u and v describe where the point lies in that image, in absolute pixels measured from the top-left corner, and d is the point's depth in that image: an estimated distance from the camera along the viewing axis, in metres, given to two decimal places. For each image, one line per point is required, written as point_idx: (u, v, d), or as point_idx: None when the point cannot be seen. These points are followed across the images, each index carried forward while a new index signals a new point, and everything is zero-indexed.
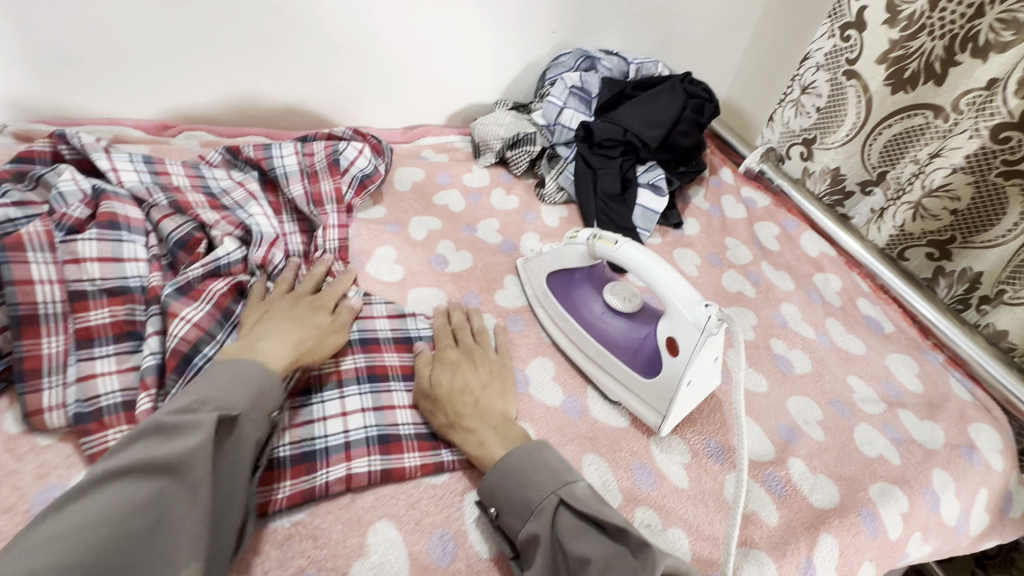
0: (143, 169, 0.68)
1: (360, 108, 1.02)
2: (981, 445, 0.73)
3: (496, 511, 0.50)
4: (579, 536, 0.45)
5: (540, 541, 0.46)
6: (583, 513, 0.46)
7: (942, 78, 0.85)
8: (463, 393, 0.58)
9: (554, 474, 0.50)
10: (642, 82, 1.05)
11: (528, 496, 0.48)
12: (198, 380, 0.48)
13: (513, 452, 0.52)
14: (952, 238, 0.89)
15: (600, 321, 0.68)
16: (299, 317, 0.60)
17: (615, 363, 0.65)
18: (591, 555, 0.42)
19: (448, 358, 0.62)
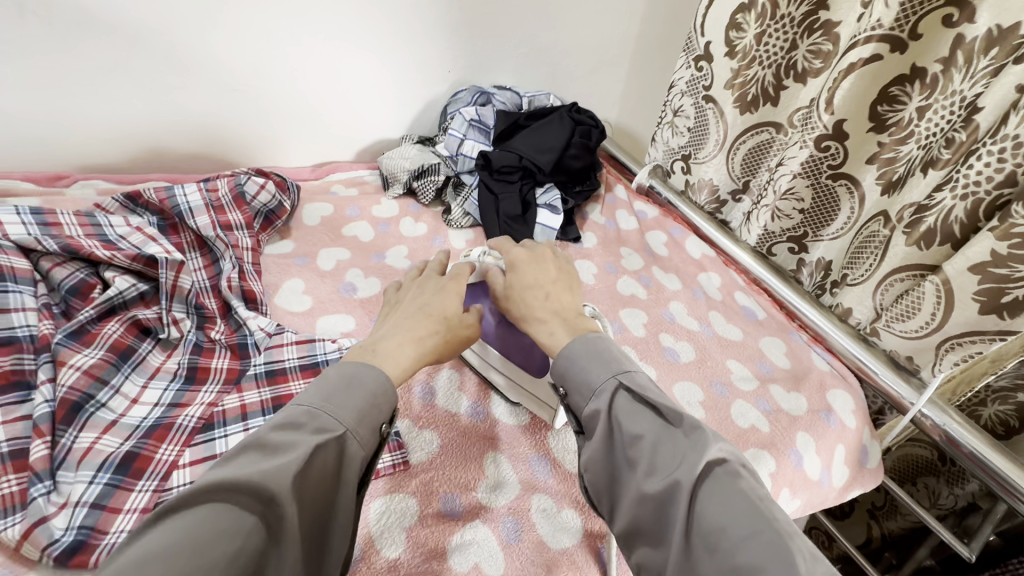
0: (33, 221, 0.68)
1: (267, 149, 1.05)
2: (837, 407, 0.85)
3: (564, 391, 0.54)
4: (636, 416, 0.48)
5: (599, 416, 0.49)
6: (643, 397, 0.49)
7: (776, 100, 0.97)
8: (533, 288, 0.62)
9: (618, 360, 0.52)
10: (534, 113, 1.15)
11: (589, 377, 0.51)
12: (312, 388, 0.47)
13: (576, 341, 0.54)
14: (805, 234, 1.00)
15: (489, 329, 0.68)
16: (425, 306, 0.59)
17: (513, 368, 0.68)
18: (646, 434, 0.46)
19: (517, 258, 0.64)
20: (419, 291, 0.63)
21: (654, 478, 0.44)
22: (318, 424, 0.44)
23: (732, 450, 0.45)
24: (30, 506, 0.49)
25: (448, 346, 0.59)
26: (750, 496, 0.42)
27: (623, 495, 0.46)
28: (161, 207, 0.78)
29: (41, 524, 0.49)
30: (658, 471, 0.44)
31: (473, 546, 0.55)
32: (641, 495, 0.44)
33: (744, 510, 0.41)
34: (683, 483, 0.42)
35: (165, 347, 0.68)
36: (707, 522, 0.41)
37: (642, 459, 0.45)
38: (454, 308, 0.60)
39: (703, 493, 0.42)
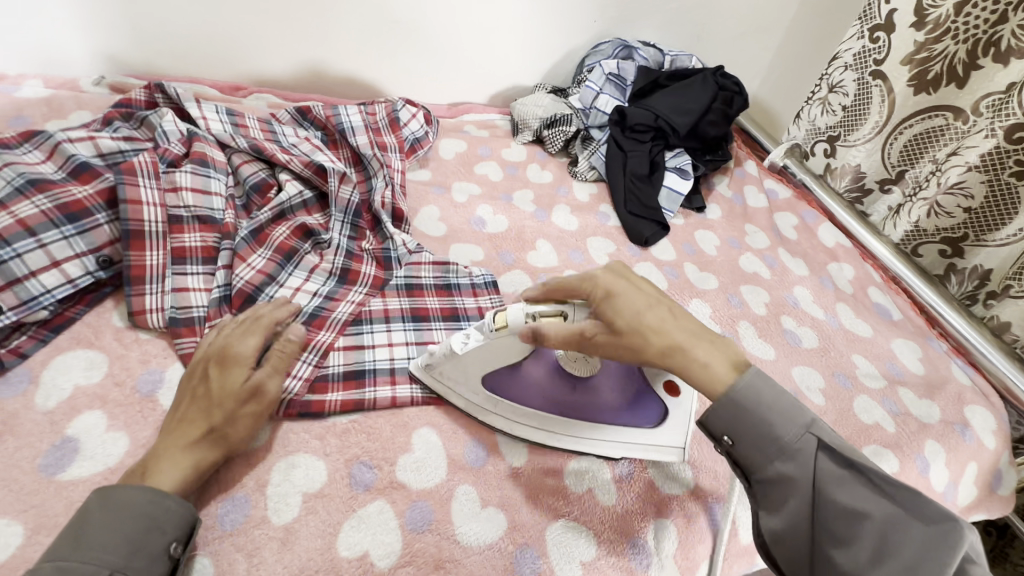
0: (226, 120, 0.76)
1: (410, 82, 1.10)
2: (975, 423, 0.78)
3: (730, 441, 0.48)
4: (846, 486, 0.43)
5: (792, 480, 0.45)
6: (849, 462, 0.44)
7: (964, 81, 0.85)
8: (651, 315, 0.51)
9: (800, 411, 0.47)
10: (675, 73, 1.11)
11: (776, 434, 0.46)
12: (71, 534, 0.41)
13: (743, 382, 0.47)
14: (965, 236, 0.90)
15: (575, 395, 0.59)
16: (200, 395, 0.50)
17: (616, 425, 0.58)
18: (868, 512, 0.42)
19: (611, 287, 0.52)
20: (201, 371, 0.52)
21: (879, 566, 0.40)
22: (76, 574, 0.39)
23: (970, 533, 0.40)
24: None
25: (240, 432, 0.50)
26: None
27: (828, 571, 0.43)
28: (326, 122, 0.85)
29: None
30: (884, 558, 0.40)
31: (586, 477, 0.57)
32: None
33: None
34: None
35: (320, 250, 0.72)
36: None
37: (864, 540, 0.41)
38: (232, 389, 0.50)
39: None
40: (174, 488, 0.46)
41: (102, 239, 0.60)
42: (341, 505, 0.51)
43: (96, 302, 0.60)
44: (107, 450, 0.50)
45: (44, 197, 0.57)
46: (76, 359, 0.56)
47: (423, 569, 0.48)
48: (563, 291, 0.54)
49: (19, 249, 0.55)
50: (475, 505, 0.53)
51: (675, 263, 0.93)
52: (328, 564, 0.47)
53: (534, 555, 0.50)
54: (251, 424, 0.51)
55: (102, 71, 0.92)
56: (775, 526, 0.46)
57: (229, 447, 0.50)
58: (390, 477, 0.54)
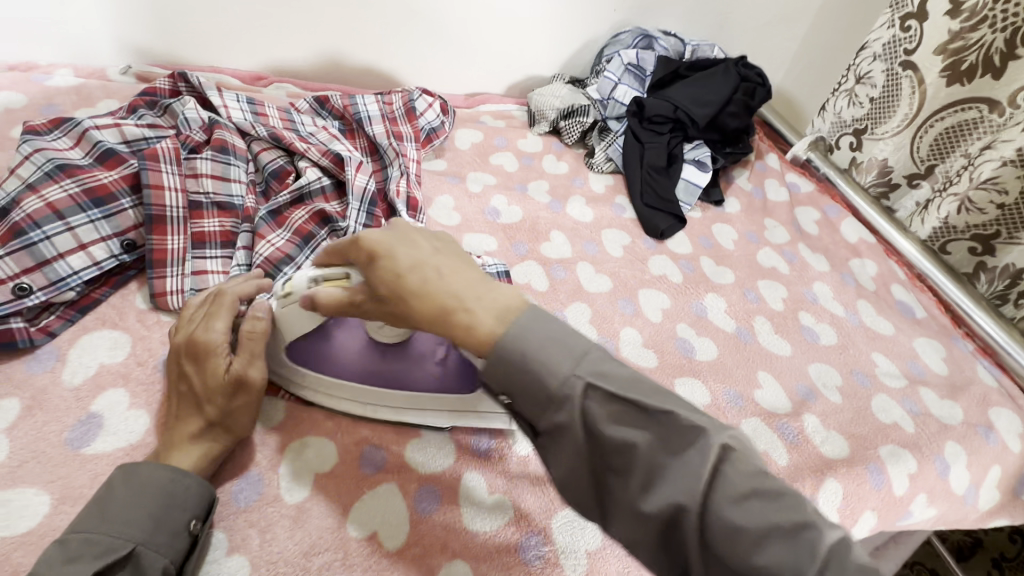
0: (247, 108, 0.77)
1: (428, 73, 1.10)
2: (999, 426, 0.76)
3: (508, 400, 0.38)
4: (619, 420, 0.35)
5: (568, 430, 0.36)
6: (621, 397, 0.35)
7: (1000, 72, 0.82)
8: (418, 270, 0.42)
9: (566, 346, 0.37)
10: (696, 64, 1.09)
11: (543, 383, 0.36)
12: (97, 508, 0.43)
13: (516, 333, 0.37)
14: (996, 233, 0.87)
15: (383, 363, 0.57)
16: (187, 388, 0.51)
17: (427, 394, 0.57)
18: (635, 442, 0.35)
19: (376, 247, 0.44)
20: (176, 366, 0.52)
21: (652, 494, 0.34)
22: (102, 547, 0.41)
23: (727, 429, 0.36)
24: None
25: (241, 420, 0.51)
26: (756, 488, 0.33)
27: (614, 508, 0.37)
28: (344, 112, 0.86)
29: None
30: (654, 485, 0.35)
31: None
32: (637, 513, 0.35)
33: (777, 500, 0.33)
34: (687, 503, 0.33)
35: (336, 237, 0.73)
36: (722, 532, 0.33)
37: (634, 470, 0.35)
38: (211, 381, 0.50)
39: (716, 503, 0.33)
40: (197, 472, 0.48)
41: (126, 223, 0.62)
42: (352, 486, 0.52)
43: (121, 285, 0.62)
44: (129, 427, 0.51)
45: (72, 182, 0.59)
46: (100, 339, 0.58)
47: (430, 551, 0.49)
48: (340, 253, 0.49)
49: (48, 232, 0.57)
50: (481, 491, 0.54)
51: (690, 256, 0.91)
52: (338, 543, 0.48)
53: (539, 542, 0.51)
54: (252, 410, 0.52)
55: (128, 61, 0.94)
56: (560, 476, 0.37)
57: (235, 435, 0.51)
58: (399, 460, 0.55)
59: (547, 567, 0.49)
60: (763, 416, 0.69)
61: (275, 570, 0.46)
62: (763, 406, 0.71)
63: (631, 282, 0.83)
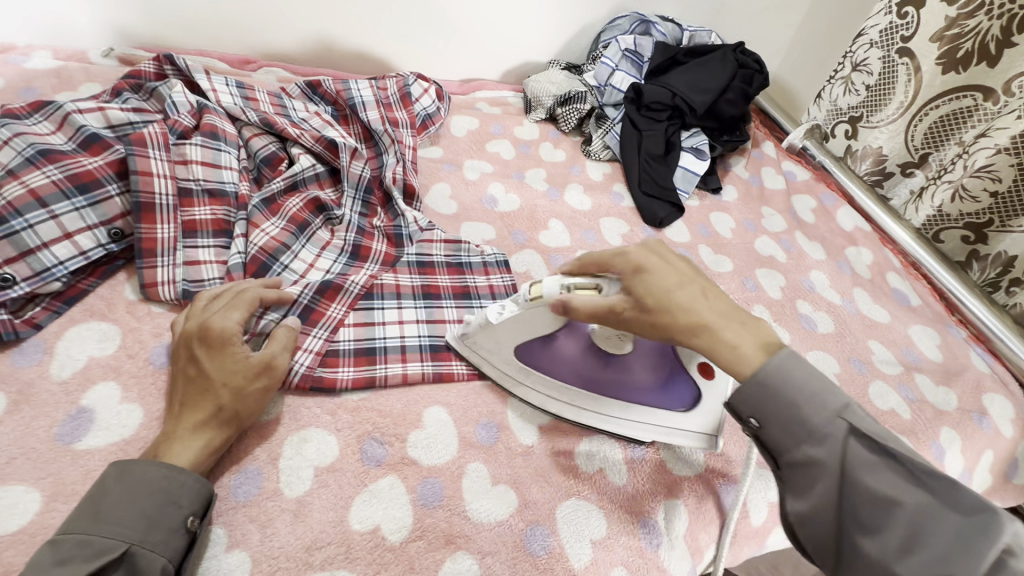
0: (236, 93, 0.75)
1: (422, 58, 1.07)
2: (993, 411, 0.77)
3: (758, 424, 0.45)
4: (877, 473, 0.41)
5: (825, 467, 0.42)
6: (887, 452, 0.41)
7: (995, 60, 0.82)
8: (684, 290, 0.49)
9: (834, 393, 0.44)
10: (694, 50, 1.08)
11: (804, 416, 0.43)
12: (90, 508, 0.42)
13: (780, 367, 0.45)
14: (989, 222, 0.88)
15: (603, 372, 0.57)
16: (195, 376, 0.49)
17: (642, 406, 0.57)
18: (901, 500, 0.40)
19: (643, 263, 0.50)
20: (187, 353, 0.51)
21: (909, 556, 0.38)
22: (95, 548, 0.40)
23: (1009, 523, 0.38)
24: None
25: (249, 408, 0.50)
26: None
27: (857, 557, 0.41)
28: (337, 97, 0.83)
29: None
30: (913, 548, 0.38)
31: (599, 456, 0.57)
32: (888, 569, 0.39)
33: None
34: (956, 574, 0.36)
35: (331, 225, 0.72)
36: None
37: (892, 528, 0.39)
38: (237, 366, 0.50)
39: None
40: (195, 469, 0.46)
41: (114, 211, 0.59)
42: (353, 479, 0.51)
43: (109, 275, 0.60)
44: (121, 422, 0.50)
45: (55, 168, 0.57)
46: (89, 331, 0.56)
47: (434, 544, 0.48)
48: (603, 263, 0.52)
49: (32, 220, 0.55)
50: (485, 482, 0.53)
51: (689, 245, 0.91)
52: (340, 537, 0.47)
53: (544, 533, 0.50)
54: (261, 398, 0.51)
55: (109, 42, 0.90)
56: (801, 509, 0.43)
57: (239, 425, 0.50)
58: (401, 452, 0.54)
59: (553, 558, 0.49)
60: None
61: (277, 566, 0.45)
62: None
63: None
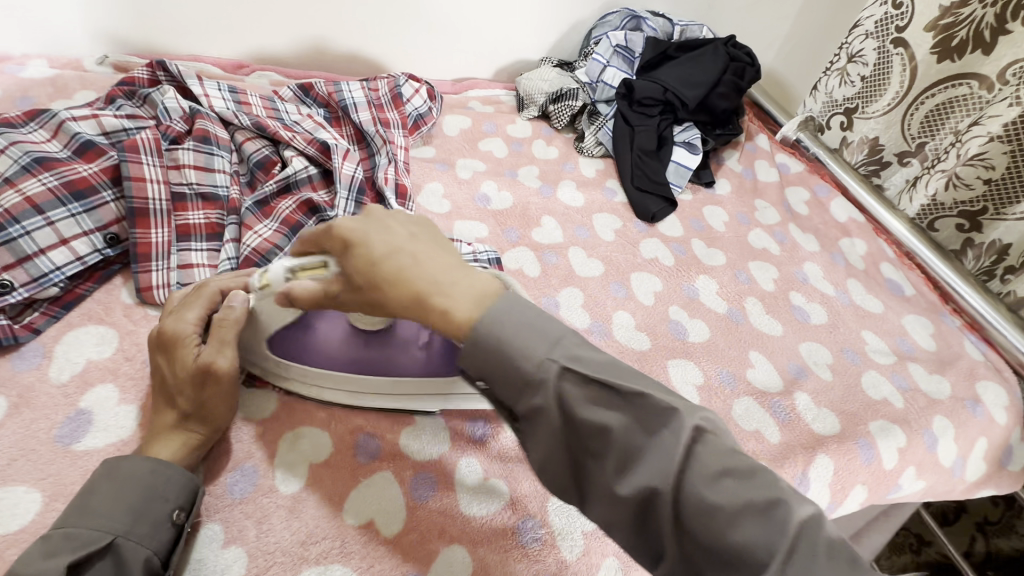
0: (228, 97, 0.76)
1: (415, 59, 1.08)
2: (986, 399, 0.77)
3: (485, 385, 0.38)
4: (593, 403, 0.36)
5: (546, 413, 0.36)
6: (597, 380, 0.36)
7: (990, 47, 0.82)
8: (393, 256, 0.41)
9: (543, 331, 0.37)
10: (686, 44, 1.08)
11: (518, 369, 0.36)
12: (75, 503, 0.43)
13: (492, 320, 0.38)
14: (983, 210, 0.88)
15: (368, 352, 0.56)
16: (161, 380, 0.50)
17: (414, 381, 0.56)
18: (610, 425, 0.35)
19: (351, 235, 0.43)
20: (152, 360, 0.51)
21: (629, 477, 0.35)
22: (82, 539, 0.41)
23: (694, 410, 0.36)
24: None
25: (214, 411, 0.50)
26: (724, 453, 0.35)
27: (592, 486, 0.37)
28: (329, 99, 0.84)
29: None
30: (630, 467, 0.35)
31: None
32: (614, 492, 0.35)
33: (757, 475, 0.34)
34: (660, 484, 0.34)
35: (323, 226, 0.71)
36: (692, 511, 0.33)
37: (610, 453, 0.36)
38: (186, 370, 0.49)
39: (688, 483, 0.34)
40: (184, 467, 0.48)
41: (109, 217, 0.60)
42: (347, 475, 0.52)
43: (106, 280, 0.61)
44: (119, 423, 0.51)
45: (50, 175, 0.58)
46: (88, 335, 0.57)
47: (427, 536, 0.49)
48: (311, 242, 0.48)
49: (28, 227, 0.56)
50: (477, 476, 0.54)
51: (682, 239, 0.91)
52: (335, 531, 0.48)
53: (535, 524, 0.51)
54: (225, 396, 0.50)
55: (105, 51, 0.91)
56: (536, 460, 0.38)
57: (217, 423, 0.50)
58: (394, 448, 0.55)
59: (544, 549, 0.50)
60: (755, 395, 0.70)
61: (273, 561, 0.46)
62: (754, 385, 0.71)
63: (622, 266, 0.83)
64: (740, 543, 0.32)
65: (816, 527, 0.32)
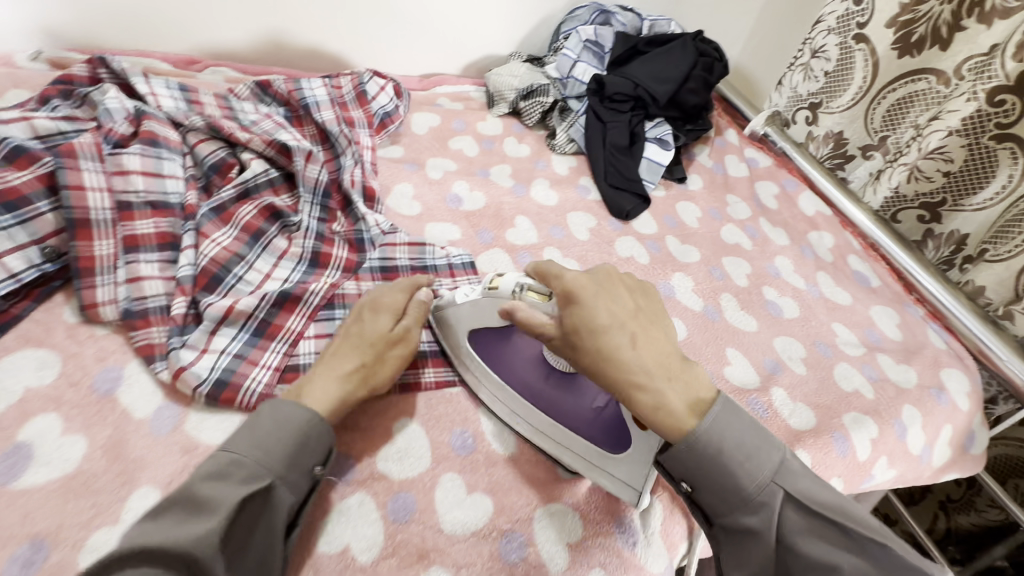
0: (179, 96, 0.71)
1: (380, 54, 1.04)
2: (950, 387, 0.80)
3: (690, 487, 0.48)
4: (813, 537, 0.44)
5: (762, 531, 0.45)
6: (820, 515, 0.44)
7: (947, 43, 0.84)
8: (614, 331, 0.48)
9: (769, 457, 0.46)
10: (655, 39, 1.07)
11: (739, 484, 0.46)
12: (243, 432, 0.45)
13: (713, 424, 0.46)
14: (943, 201, 0.90)
15: (548, 388, 0.58)
16: (357, 332, 0.55)
17: (572, 433, 0.55)
18: (839, 564, 0.43)
19: (578, 292, 0.50)
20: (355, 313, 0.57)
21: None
22: (248, 472, 0.43)
23: (941, 574, 0.42)
24: (173, 354, 0.53)
25: (383, 375, 0.54)
26: None
27: None
28: (289, 97, 0.80)
29: (188, 368, 0.53)
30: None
31: None
32: None
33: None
34: None
35: (288, 233, 0.69)
36: None
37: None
38: (380, 331, 0.55)
39: None
40: (326, 415, 0.49)
41: (46, 229, 0.56)
42: (319, 500, 0.49)
43: (45, 297, 0.56)
44: (64, 456, 0.47)
45: None
46: (25, 359, 0.52)
47: (406, 560, 0.47)
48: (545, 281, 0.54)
49: None
50: (459, 492, 0.52)
51: (657, 236, 0.91)
52: (307, 560, 0.46)
53: (520, 540, 0.50)
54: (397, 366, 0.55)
55: (37, 45, 0.84)
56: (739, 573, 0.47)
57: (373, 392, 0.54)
58: (370, 468, 0.52)
59: (530, 565, 0.48)
60: (733, 393, 0.70)
61: None
62: (732, 383, 0.72)
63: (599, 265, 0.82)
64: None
65: None
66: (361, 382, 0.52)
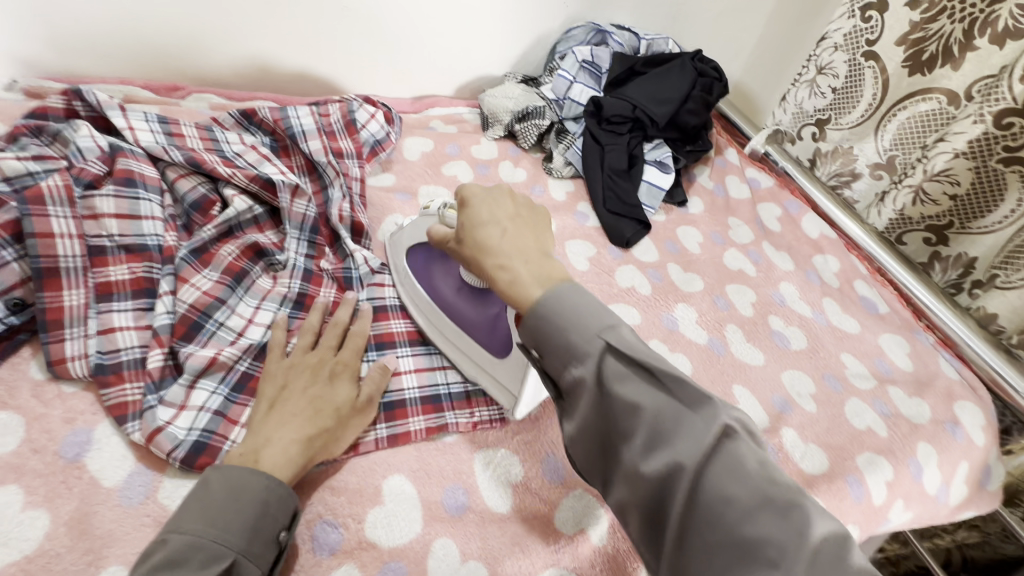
0: (158, 129, 0.68)
1: (371, 77, 1.01)
2: (965, 421, 0.77)
3: (539, 355, 0.42)
4: (629, 382, 0.38)
5: (584, 386, 0.39)
6: (636, 360, 0.38)
7: (958, 63, 0.80)
8: (487, 226, 0.49)
9: (596, 314, 0.40)
10: (653, 59, 1.05)
11: (568, 341, 0.40)
12: (194, 510, 0.42)
13: (554, 291, 0.42)
14: (949, 224, 0.87)
15: (460, 299, 0.62)
16: (315, 398, 0.52)
17: (472, 342, 0.61)
18: (642, 404, 0.37)
19: (467, 195, 0.51)
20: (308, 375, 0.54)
21: (652, 457, 0.36)
22: (206, 554, 0.40)
23: (732, 409, 0.37)
24: (148, 414, 0.50)
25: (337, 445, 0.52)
26: (753, 455, 0.35)
27: (616, 470, 0.38)
28: (275, 126, 0.76)
29: (162, 430, 0.49)
30: (657, 447, 0.36)
31: (587, 514, 0.53)
32: (636, 475, 0.36)
33: (755, 474, 0.34)
34: (685, 465, 0.34)
35: (274, 271, 0.66)
36: (711, 503, 0.34)
37: (638, 432, 0.37)
38: (345, 398, 0.54)
39: (710, 471, 0.34)
40: (289, 480, 0.47)
41: (10, 279, 0.52)
42: (304, 574, 0.46)
43: (11, 352, 0.53)
44: (23, 534, 0.43)
45: None
46: None
47: None
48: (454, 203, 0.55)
49: None
50: (453, 561, 0.49)
51: (657, 264, 0.88)
52: None
53: None
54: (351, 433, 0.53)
55: (13, 74, 0.81)
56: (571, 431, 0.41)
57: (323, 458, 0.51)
58: (358, 537, 0.48)
59: None
60: None
61: None
62: None
63: (600, 297, 0.79)
64: (750, 538, 0.32)
65: (842, 552, 0.32)
66: (321, 446, 0.50)
